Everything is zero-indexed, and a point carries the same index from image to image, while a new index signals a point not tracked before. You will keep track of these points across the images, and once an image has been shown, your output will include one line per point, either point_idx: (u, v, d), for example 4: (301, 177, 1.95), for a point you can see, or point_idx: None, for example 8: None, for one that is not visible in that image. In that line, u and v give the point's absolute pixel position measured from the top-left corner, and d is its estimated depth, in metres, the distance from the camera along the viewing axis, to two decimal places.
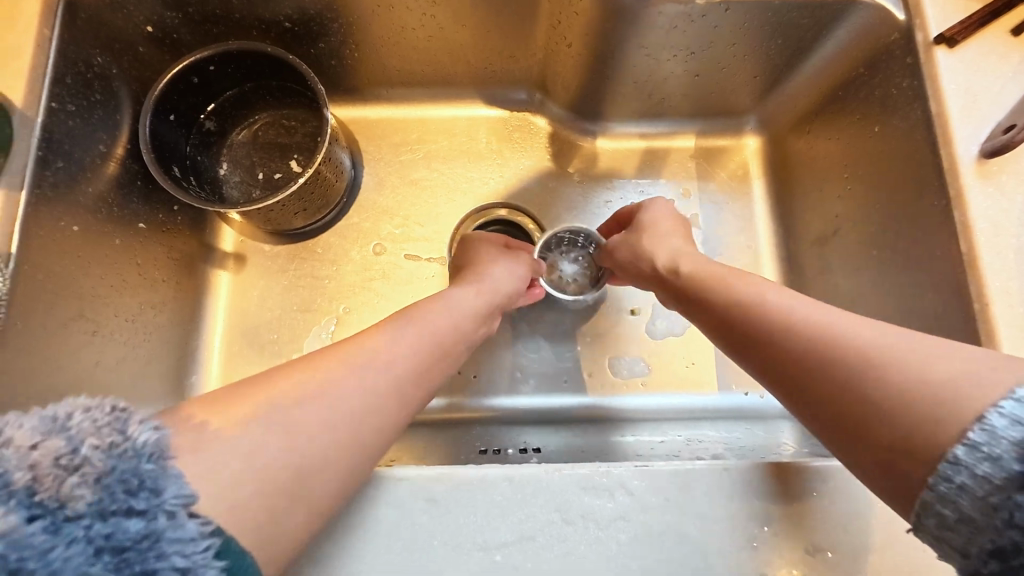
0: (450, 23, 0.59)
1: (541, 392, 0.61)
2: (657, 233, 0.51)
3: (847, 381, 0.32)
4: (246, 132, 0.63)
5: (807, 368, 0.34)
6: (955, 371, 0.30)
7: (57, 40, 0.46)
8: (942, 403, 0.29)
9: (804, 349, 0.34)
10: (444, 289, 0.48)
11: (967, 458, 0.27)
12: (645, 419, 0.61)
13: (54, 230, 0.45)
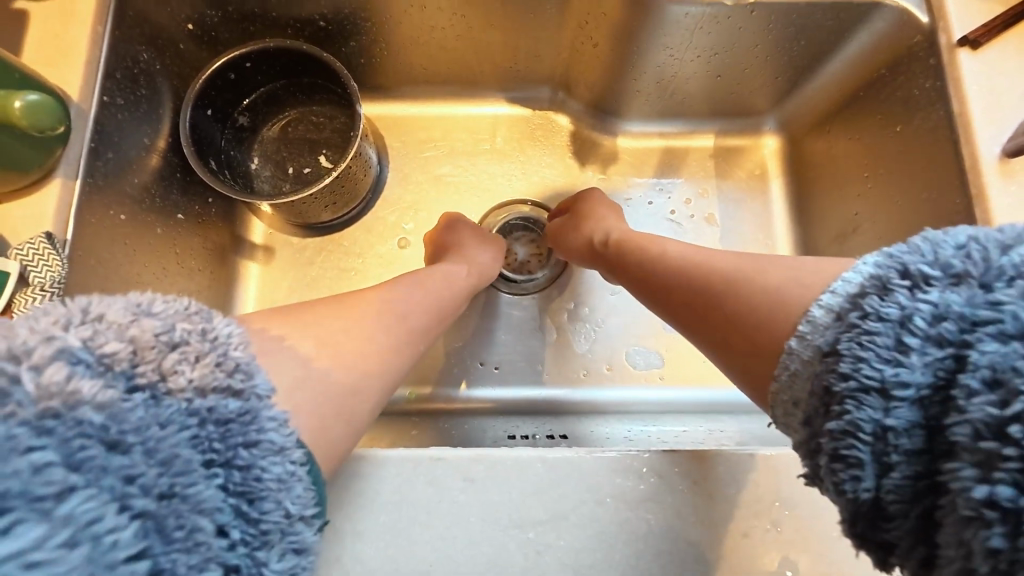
0: (479, 22, 0.61)
1: (562, 384, 0.63)
2: (592, 214, 0.59)
3: (717, 305, 0.38)
4: (277, 128, 0.65)
5: (690, 306, 0.41)
6: (779, 280, 0.35)
7: (109, 37, 0.48)
8: (769, 307, 0.35)
9: (684, 292, 0.42)
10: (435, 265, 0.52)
11: (797, 347, 0.31)
12: (664, 411, 0.62)
13: (104, 218, 0.47)
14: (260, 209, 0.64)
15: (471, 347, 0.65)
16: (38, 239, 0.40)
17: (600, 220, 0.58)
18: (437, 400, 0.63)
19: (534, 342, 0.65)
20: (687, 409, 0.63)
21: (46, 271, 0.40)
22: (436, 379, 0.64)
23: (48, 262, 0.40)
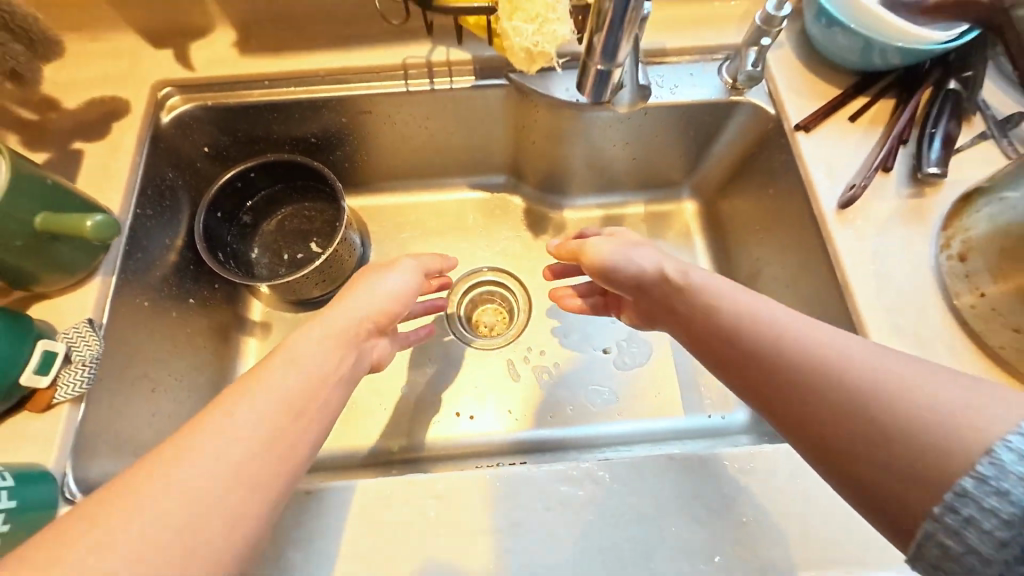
0: (440, 131, 0.75)
1: (531, 426, 0.71)
2: (635, 258, 0.50)
3: (846, 410, 0.32)
4: (274, 223, 0.77)
5: (805, 400, 0.34)
6: (940, 399, 0.30)
7: (144, 164, 0.61)
8: (934, 431, 0.29)
9: (794, 379, 0.35)
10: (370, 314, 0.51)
11: (976, 491, 0.26)
12: (624, 443, 0.70)
13: (131, 306, 0.57)
14: (259, 291, 0.75)
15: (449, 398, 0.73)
16: (81, 324, 0.50)
17: (642, 265, 0.50)
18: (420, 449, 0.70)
19: (505, 388, 0.73)
20: (644, 440, 0.70)
21: (85, 348, 0.48)
22: (419, 429, 0.71)
23: (88, 341, 0.49)
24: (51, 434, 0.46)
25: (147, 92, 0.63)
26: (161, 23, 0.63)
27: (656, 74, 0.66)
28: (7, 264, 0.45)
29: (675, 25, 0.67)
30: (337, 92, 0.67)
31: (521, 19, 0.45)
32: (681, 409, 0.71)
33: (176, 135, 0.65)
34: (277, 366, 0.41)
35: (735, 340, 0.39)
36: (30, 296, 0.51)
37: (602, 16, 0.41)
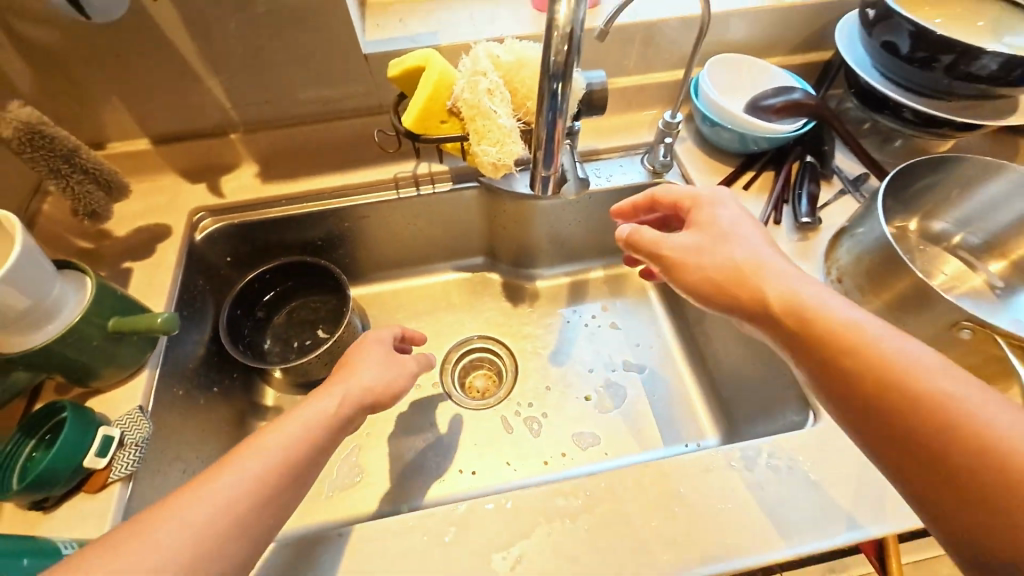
0: (427, 226, 0.91)
1: (528, 474, 0.78)
2: (716, 264, 0.49)
3: (953, 464, 0.35)
4: (285, 316, 0.88)
5: (919, 443, 0.36)
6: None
7: (181, 273, 0.72)
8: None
9: (904, 420, 0.37)
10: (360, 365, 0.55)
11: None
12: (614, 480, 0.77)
13: (169, 394, 0.65)
14: (272, 377, 0.83)
15: (450, 457, 0.80)
16: (133, 411, 0.58)
17: (708, 265, 0.49)
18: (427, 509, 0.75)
19: (501, 441, 0.81)
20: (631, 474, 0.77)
21: (137, 431, 0.56)
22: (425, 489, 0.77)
23: (140, 425, 0.57)
24: (104, 511, 0.52)
25: (184, 217, 0.76)
26: (198, 164, 0.79)
27: (596, 167, 0.85)
28: (82, 362, 0.54)
29: (605, 132, 0.86)
30: (340, 204, 0.82)
31: (487, 143, 0.58)
32: (660, 439, 0.80)
33: (206, 249, 0.78)
34: (266, 443, 0.45)
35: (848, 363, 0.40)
36: (87, 391, 0.59)
37: (538, 136, 0.52)
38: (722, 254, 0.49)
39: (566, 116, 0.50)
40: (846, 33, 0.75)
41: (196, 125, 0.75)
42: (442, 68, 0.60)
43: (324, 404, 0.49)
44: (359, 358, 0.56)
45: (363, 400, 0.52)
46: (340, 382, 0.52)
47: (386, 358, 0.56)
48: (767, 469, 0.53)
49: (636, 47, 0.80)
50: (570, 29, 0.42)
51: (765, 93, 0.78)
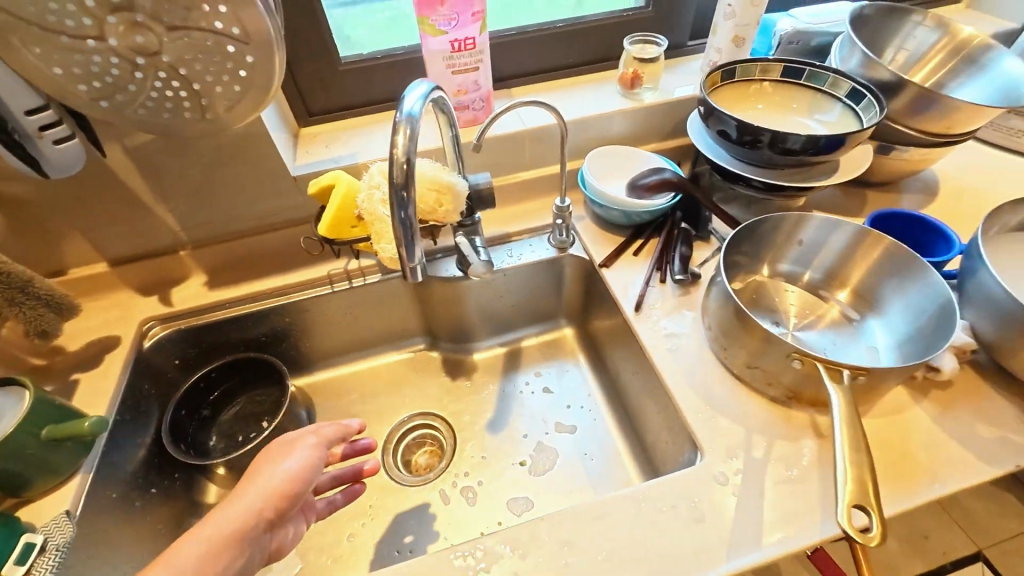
0: (365, 314, 0.99)
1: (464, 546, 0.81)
2: None
3: None
4: (231, 412, 0.93)
5: None
6: None
7: (127, 379, 0.78)
8: None
9: None
10: (279, 457, 0.58)
11: None
12: None
13: (102, 497, 0.68)
14: (215, 473, 0.86)
15: (393, 538, 0.82)
16: (60, 516, 0.60)
17: None
18: None
19: (442, 514, 0.84)
20: None
21: (59, 535, 0.58)
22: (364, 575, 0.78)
23: (62, 529, 0.59)
24: None
25: (134, 327, 0.84)
26: (150, 279, 0.88)
27: (509, 249, 0.96)
28: (14, 472, 0.59)
29: (515, 217, 0.99)
30: (280, 302, 0.90)
31: (385, 242, 0.69)
32: (591, 493, 0.84)
33: (154, 354, 0.85)
34: (181, 558, 0.47)
35: None
36: (20, 500, 0.63)
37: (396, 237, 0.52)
38: None
39: (419, 221, 0.52)
40: (694, 127, 0.91)
41: (149, 246, 0.86)
42: (349, 183, 0.72)
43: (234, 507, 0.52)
44: (274, 456, 0.59)
45: (276, 496, 0.54)
46: (252, 483, 0.55)
47: (301, 453, 0.58)
48: (653, 509, 0.58)
49: (528, 148, 0.95)
50: (407, 156, 0.49)
51: (640, 175, 0.92)
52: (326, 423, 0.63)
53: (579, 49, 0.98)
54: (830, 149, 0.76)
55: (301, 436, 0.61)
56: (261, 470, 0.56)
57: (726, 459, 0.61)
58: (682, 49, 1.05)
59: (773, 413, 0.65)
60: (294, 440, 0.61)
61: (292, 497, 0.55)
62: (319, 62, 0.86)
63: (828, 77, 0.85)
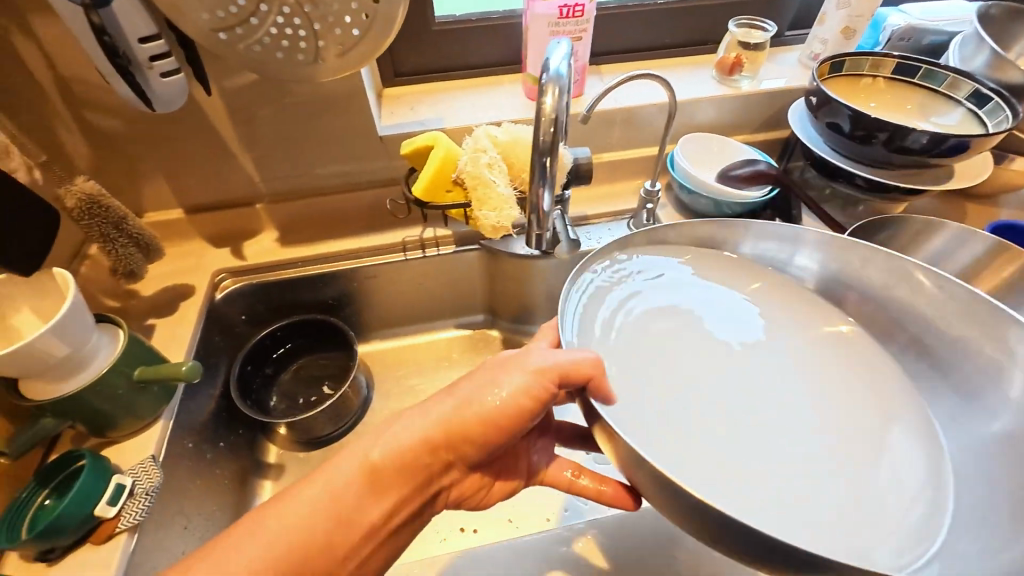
0: (431, 287, 0.95)
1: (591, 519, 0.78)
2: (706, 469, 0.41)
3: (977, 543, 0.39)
4: (290, 373, 0.91)
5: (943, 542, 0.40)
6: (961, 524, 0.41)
7: (201, 330, 0.77)
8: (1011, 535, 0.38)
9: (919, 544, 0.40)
10: (498, 364, 0.48)
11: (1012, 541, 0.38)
12: None
13: (180, 446, 0.67)
14: (275, 434, 0.85)
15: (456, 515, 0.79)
16: (146, 459, 0.59)
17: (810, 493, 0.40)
18: None
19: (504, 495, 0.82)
20: None
21: (147, 480, 0.57)
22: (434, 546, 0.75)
23: (150, 474, 0.58)
24: (108, 562, 0.52)
25: (207, 278, 0.82)
26: (223, 230, 0.87)
27: (587, 231, 0.92)
28: (104, 410, 0.57)
29: (595, 200, 0.95)
30: (354, 264, 0.88)
31: (487, 209, 0.66)
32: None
33: (225, 307, 0.83)
34: (340, 463, 0.45)
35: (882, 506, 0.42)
36: (103, 441, 0.61)
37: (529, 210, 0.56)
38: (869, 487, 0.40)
39: (552, 199, 0.55)
40: (797, 113, 0.88)
41: (228, 196, 0.84)
42: (448, 147, 0.69)
43: (427, 427, 0.46)
44: (495, 370, 0.48)
45: (467, 418, 0.46)
46: (432, 404, 0.47)
47: (516, 378, 0.46)
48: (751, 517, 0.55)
49: (617, 128, 0.91)
50: (557, 116, 0.47)
51: (733, 165, 0.88)
52: (531, 359, 0.46)
53: (676, 29, 0.94)
54: (953, 153, 0.72)
55: (525, 352, 0.48)
56: (489, 366, 0.48)
57: None
58: (779, 38, 1.00)
59: None
60: (521, 352, 0.48)
61: (489, 425, 0.46)
62: (412, 20, 0.83)
63: (947, 76, 0.80)
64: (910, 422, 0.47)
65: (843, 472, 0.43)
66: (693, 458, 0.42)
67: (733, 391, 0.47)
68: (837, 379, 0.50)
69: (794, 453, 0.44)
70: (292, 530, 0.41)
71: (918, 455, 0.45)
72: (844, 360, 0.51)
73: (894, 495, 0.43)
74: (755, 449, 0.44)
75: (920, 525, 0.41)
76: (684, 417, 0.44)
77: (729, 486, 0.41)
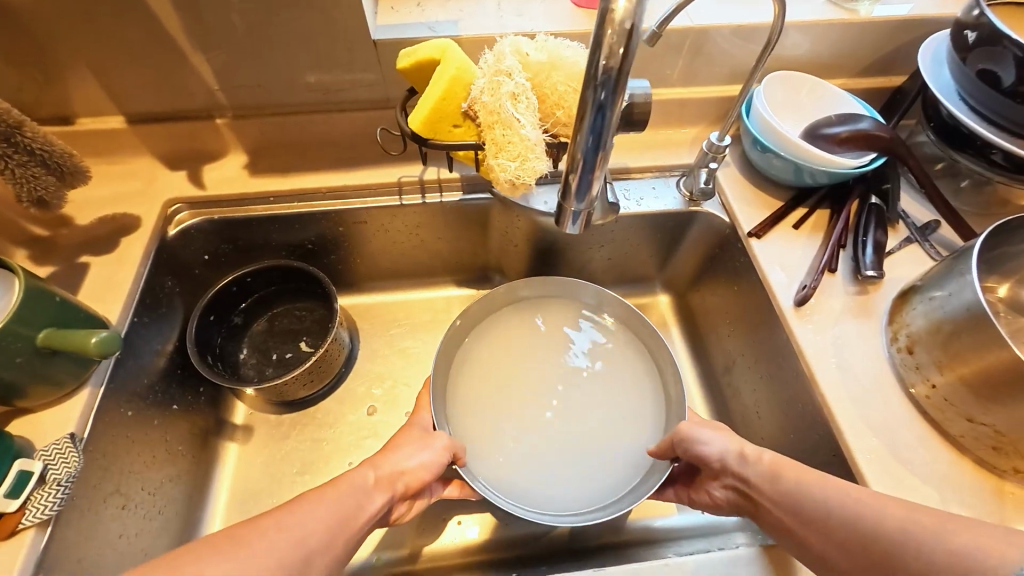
0: (430, 238, 0.79)
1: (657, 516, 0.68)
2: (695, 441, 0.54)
3: (770, 484, 0.49)
4: (264, 323, 0.78)
5: (773, 491, 0.48)
6: (765, 487, 0.49)
7: (146, 275, 0.63)
8: (766, 484, 0.49)
9: (768, 489, 0.48)
10: (408, 441, 0.57)
11: (774, 498, 0.48)
12: (636, 544, 0.66)
13: (117, 416, 0.57)
14: (244, 393, 0.73)
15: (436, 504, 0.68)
16: (62, 439, 0.49)
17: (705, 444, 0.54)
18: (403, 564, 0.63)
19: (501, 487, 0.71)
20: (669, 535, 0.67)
21: (62, 467, 0.47)
22: (413, 538, 0.65)
23: (67, 458, 0.48)
24: (11, 564, 0.44)
25: (157, 208, 0.67)
26: (178, 148, 0.70)
27: (626, 187, 0.75)
28: (1, 379, 0.45)
29: (635, 148, 0.77)
30: (337, 203, 0.72)
31: (505, 157, 0.49)
32: (672, 505, 0.68)
33: (180, 244, 0.69)
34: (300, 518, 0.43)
35: (776, 475, 0.49)
36: (13, 410, 0.51)
37: (572, 159, 0.37)
38: (722, 439, 0.54)
39: (615, 140, 0.36)
40: (938, 47, 0.67)
41: (179, 105, 0.67)
42: (460, 64, 0.50)
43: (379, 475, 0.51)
44: (413, 442, 0.57)
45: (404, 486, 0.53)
46: (390, 459, 0.54)
47: (435, 452, 0.56)
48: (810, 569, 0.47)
49: (682, 57, 0.70)
50: (631, 23, 0.29)
51: (827, 119, 0.68)
52: (438, 439, 0.57)
53: None
54: None
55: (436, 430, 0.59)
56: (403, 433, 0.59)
57: None
58: None
59: (979, 482, 0.51)
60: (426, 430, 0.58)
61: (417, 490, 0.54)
62: None
63: None
64: (648, 411, 0.66)
65: (597, 445, 0.64)
66: (486, 456, 0.62)
67: (521, 395, 0.67)
68: (596, 389, 0.68)
69: (571, 445, 0.64)
70: (316, 520, 0.44)
71: (649, 426, 0.65)
72: (597, 371, 0.69)
73: (630, 456, 0.63)
74: (536, 438, 0.64)
75: (642, 480, 0.60)
76: (502, 429, 0.65)
77: (507, 461, 0.62)
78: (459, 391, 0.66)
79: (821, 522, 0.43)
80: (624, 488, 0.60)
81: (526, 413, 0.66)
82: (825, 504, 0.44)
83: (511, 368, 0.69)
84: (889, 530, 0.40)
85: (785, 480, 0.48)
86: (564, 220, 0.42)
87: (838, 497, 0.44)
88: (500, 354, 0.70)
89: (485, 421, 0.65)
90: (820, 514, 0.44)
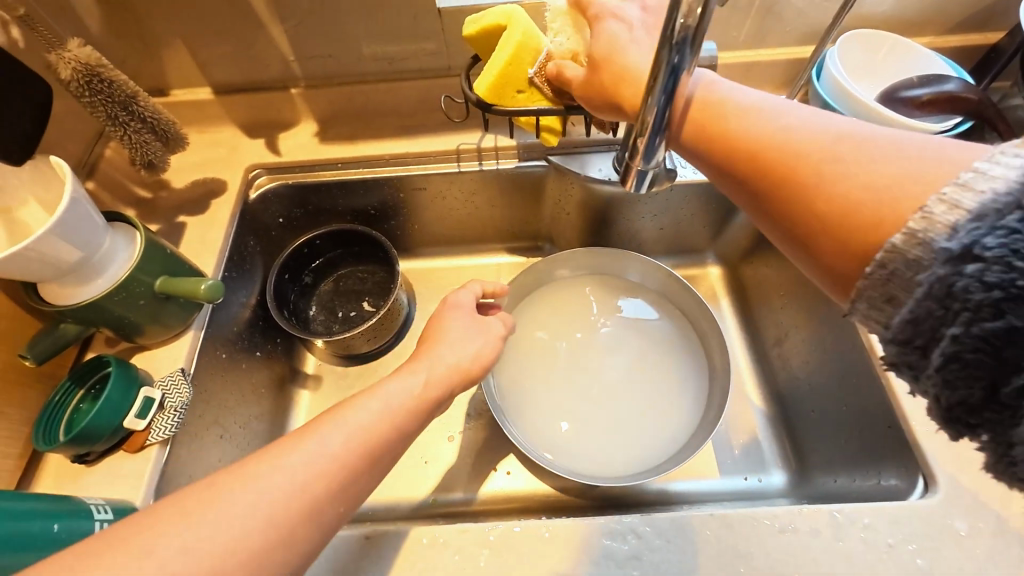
0: (484, 204, 0.81)
1: (695, 480, 0.69)
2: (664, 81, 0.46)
3: (722, 136, 0.42)
4: (330, 284, 0.84)
5: (723, 145, 0.42)
6: (727, 131, 0.42)
7: (233, 234, 0.70)
8: (713, 129, 0.43)
9: (718, 143, 0.42)
10: (457, 319, 0.52)
11: (719, 152, 0.42)
12: (677, 503, 0.68)
13: (215, 359, 0.64)
14: (314, 345, 0.80)
15: (486, 453, 0.72)
16: (175, 373, 0.57)
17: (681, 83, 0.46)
18: (456, 505, 0.69)
19: None
20: (707, 500, 0.68)
21: (177, 395, 0.55)
22: (465, 485, 0.70)
23: (180, 389, 0.55)
24: (140, 474, 0.52)
25: (241, 173, 0.73)
26: (256, 117, 0.76)
27: (682, 155, 0.74)
28: (127, 319, 0.53)
29: None
30: (400, 170, 0.76)
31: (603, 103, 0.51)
32: (717, 471, 0.70)
33: (259, 208, 0.75)
34: None
35: (723, 124, 0.42)
36: (133, 346, 0.59)
37: (642, 122, 0.39)
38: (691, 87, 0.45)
39: (683, 99, 0.36)
40: None
41: (259, 77, 0.72)
42: (525, 29, 0.52)
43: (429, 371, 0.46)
44: (462, 321, 0.52)
45: (460, 378, 0.48)
46: (432, 354, 0.48)
47: (482, 338, 0.52)
48: (864, 527, 0.46)
49: (749, 19, 0.68)
50: None
51: (907, 82, 0.64)
52: (490, 324, 0.53)
53: None
54: None
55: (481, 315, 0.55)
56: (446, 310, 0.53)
57: (971, 502, 0.47)
58: None
59: None
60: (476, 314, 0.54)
61: (474, 382, 0.50)
62: None
63: None
64: (684, 385, 0.68)
65: (633, 414, 0.67)
66: (525, 416, 0.66)
67: (565, 358, 0.71)
68: (637, 357, 0.71)
69: (611, 408, 0.67)
70: (367, 426, 0.40)
71: (685, 402, 0.67)
72: (640, 340, 0.72)
73: (662, 427, 0.65)
74: (576, 398, 0.68)
75: (679, 450, 0.63)
76: (547, 389, 0.68)
77: (550, 419, 0.66)
78: (509, 353, 0.70)
79: (770, 206, 0.39)
80: (656, 454, 0.63)
81: (567, 374, 0.69)
82: (750, 143, 0.40)
83: (558, 334, 0.72)
84: (810, 156, 0.37)
85: (741, 131, 0.41)
86: (630, 181, 0.44)
87: (809, 151, 0.37)
88: (547, 320, 0.73)
89: (533, 381, 0.69)
90: (765, 198, 0.39)
